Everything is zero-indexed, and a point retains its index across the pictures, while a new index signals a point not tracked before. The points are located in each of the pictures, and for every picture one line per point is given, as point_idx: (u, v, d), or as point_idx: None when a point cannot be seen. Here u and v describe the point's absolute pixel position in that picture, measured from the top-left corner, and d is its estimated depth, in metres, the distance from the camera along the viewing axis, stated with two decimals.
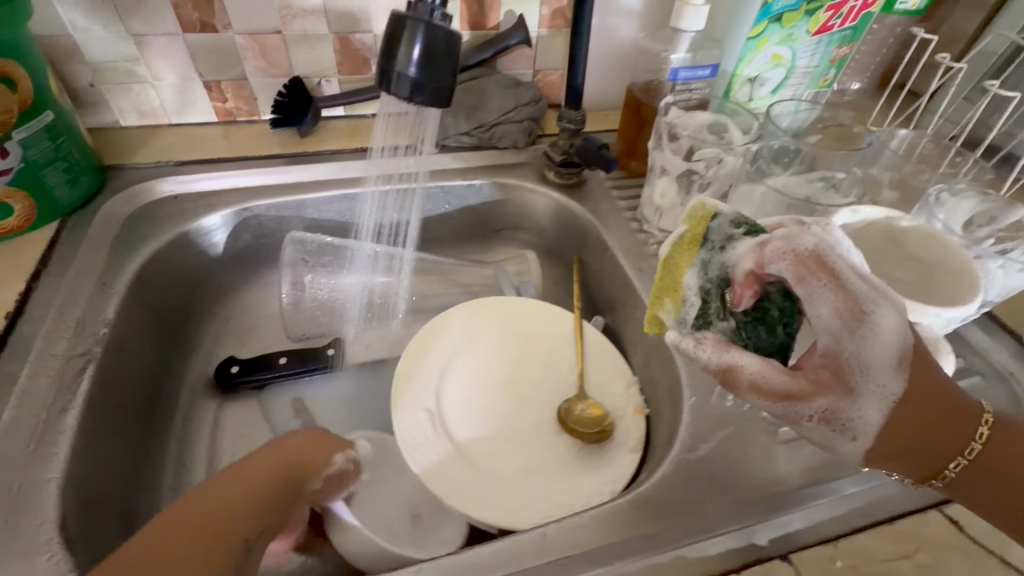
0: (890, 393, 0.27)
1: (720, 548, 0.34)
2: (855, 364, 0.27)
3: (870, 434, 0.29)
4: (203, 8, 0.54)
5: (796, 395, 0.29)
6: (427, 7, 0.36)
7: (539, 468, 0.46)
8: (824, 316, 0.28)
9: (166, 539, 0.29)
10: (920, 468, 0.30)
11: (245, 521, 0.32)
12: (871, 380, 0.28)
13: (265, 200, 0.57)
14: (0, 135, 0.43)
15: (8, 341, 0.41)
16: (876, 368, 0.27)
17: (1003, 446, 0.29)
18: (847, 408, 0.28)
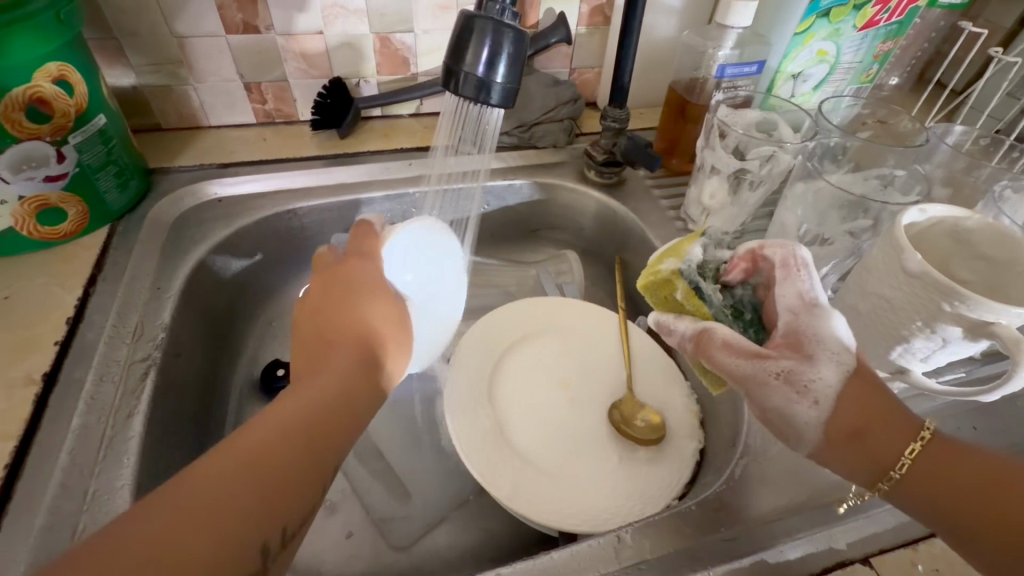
0: (845, 362, 0.30)
1: (799, 552, 0.34)
2: (810, 335, 0.30)
3: (832, 399, 0.29)
4: (247, 9, 0.54)
5: (762, 352, 0.31)
6: (497, 8, 0.36)
7: (579, 474, 0.45)
8: (786, 298, 0.32)
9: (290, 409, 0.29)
10: (865, 464, 0.30)
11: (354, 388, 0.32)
12: (827, 347, 0.30)
13: (309, 202, 0.57)
14: (57, 140, 0.42)
15: (71, 347, 0.41)
16: (830, 338, 0.30)
17: (945, 457, 0.30)
18: (807, 371, 0.30)
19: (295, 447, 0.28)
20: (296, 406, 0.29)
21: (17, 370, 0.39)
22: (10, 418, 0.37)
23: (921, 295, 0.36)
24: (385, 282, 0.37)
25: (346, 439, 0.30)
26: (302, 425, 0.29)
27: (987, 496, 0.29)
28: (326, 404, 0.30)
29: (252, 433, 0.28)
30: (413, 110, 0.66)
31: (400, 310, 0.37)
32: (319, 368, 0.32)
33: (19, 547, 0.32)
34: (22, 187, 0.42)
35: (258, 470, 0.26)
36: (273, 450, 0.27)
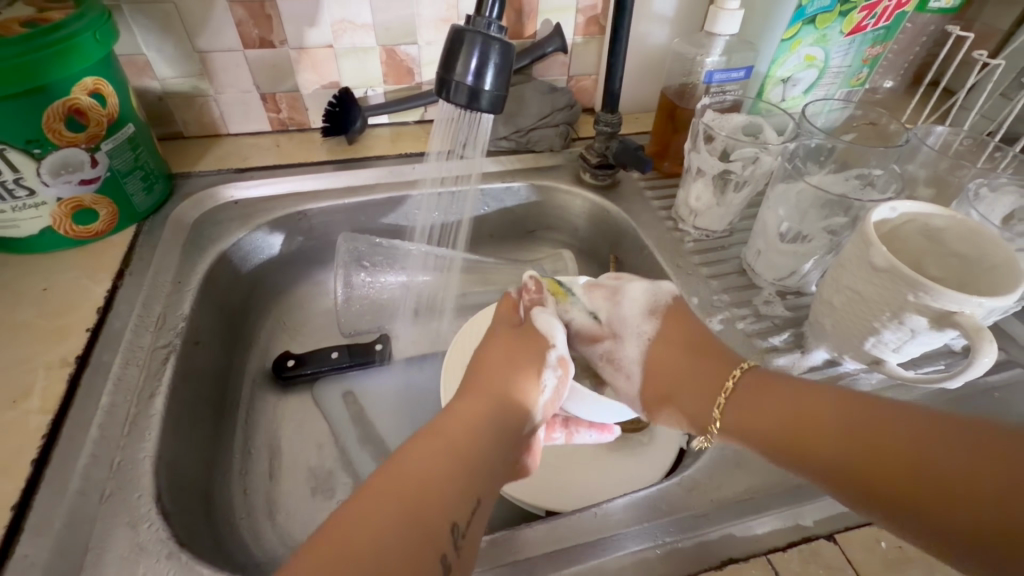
0: (643, 333, 0.43)
1: (766, 528, 0.36)
2: (617, 320, 0.44)
3: (638, 371, 0.43)
4: (263, 26, 0.58)
5: (596, 336, 0.45)
6: (485, 21, 0.39)
7: (562, 458, 0.47)
8: (600, 298, 0.45)
9: (393, 492, 0.30)
10: (682, 411, 0.40)
11: (461, 471, 0.32)
12: (628, 327, 0.44)
13: (318, 204, 0.60)
14: (90, 146, 0.47)
15: (100, 334, 0.45)
16: (627, 318, 0.44)
17: (752, 385, 0.37)
18: (620, 348, 0.44)
19: (398, 525, 0.29)
20: (400, 488, 0.30)
21: (51, 354, 0.43)
22: (48, 395, 0.41)
23: (888, 287, 0.38)
24: (513, 347, 0.40)
25: (455, 515, 0.30)
26: (406, 501, 0.30)
27: (855, 434, 0.31)
28: (428, 479, 0.31)
29: (358, 517, 0.29)
30: (418, 117, 0.70)
31: (528, 378, 0.38)
32: (428, 443, 0.33)
33: (56, 508, 0.36)
34: (60, 189, 0.47)
35: (363, 554, 0.27)
36: (374, 530, 0.28)
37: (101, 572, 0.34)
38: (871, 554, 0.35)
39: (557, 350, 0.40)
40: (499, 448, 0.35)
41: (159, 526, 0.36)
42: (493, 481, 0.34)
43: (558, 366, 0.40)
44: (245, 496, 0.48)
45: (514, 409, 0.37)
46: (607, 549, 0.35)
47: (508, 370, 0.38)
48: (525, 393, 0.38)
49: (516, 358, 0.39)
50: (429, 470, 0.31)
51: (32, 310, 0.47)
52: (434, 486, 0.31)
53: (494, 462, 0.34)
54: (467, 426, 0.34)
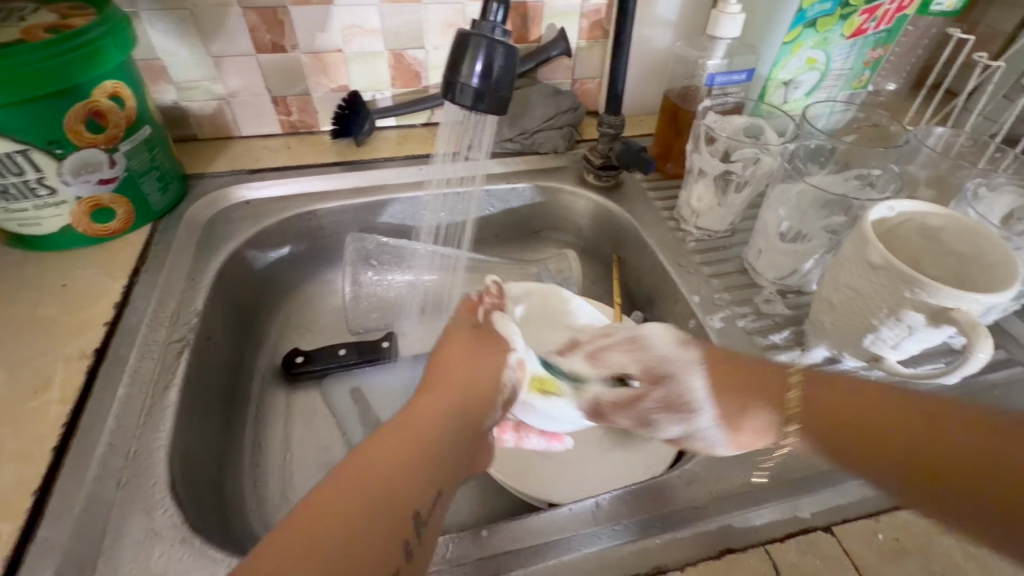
0: (694, 364, 0.39)
1: (765, 519, 0.37)
2: (656, 361, 0.40)
3: (705, 402, 0.38)
4: (275, 31, 0.60)
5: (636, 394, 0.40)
6: (489, 25, 0.40)
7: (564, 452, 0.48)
8: (619, 353, 0.42)
9: (356, 481, 0.29)
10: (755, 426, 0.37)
11: (425, 462, 0.32)
12: (674, 365, 0.39)
13: (327, 204, 0.62)
14: (109, 147, 0.49)
15: (118, 328, 0.47)
16: (666, 358, 0.40)
17: (817, 383, 0.36)
18: (675, 390, 0.39)
19: (360, 516, 0.28)
20: (364, 477, 0.29)
21: (70, 347, 0.45)
22: (67, 386, 0.42)
23: (885, 285, 0.39)
24: (475, 339, 0.39)
25: (415, 509, 0.30)
26: (367, 501, 0.28)
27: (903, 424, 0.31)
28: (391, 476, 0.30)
29: (319, 507, 0.28)
30: (425, 119, 0.71)
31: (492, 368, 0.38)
32: (394, 432, 0.32)
33: (75, 493, 0.37)
34: (80, 188, 0.49)
35: (324, 543, 0.26)
36: (334, 525, 0.27)
37: (119, 554, 0.35)
38: (867, 545, 0.36)
39: (517, 352, 0.39)
40: (458, 445, 0.34)
41: (173, 513, 0.37)
42: (455, 472, 0.33)
43: (518, 367, 0.38)
44: (257, 487, 0.49)
45: (476, 406, 0.36)
46: (608, 538, 0.36)
47: (469, 367, 0.37)
48: (488, 383, 0.37)
49: (477, 355, 0.38)
50: (391, 467, 0.30)
51: (52, 305, 0.48)
52: (399, 475, 0.30)
53: (453, 458, 0.33)
54: (429, 423, 0.33)
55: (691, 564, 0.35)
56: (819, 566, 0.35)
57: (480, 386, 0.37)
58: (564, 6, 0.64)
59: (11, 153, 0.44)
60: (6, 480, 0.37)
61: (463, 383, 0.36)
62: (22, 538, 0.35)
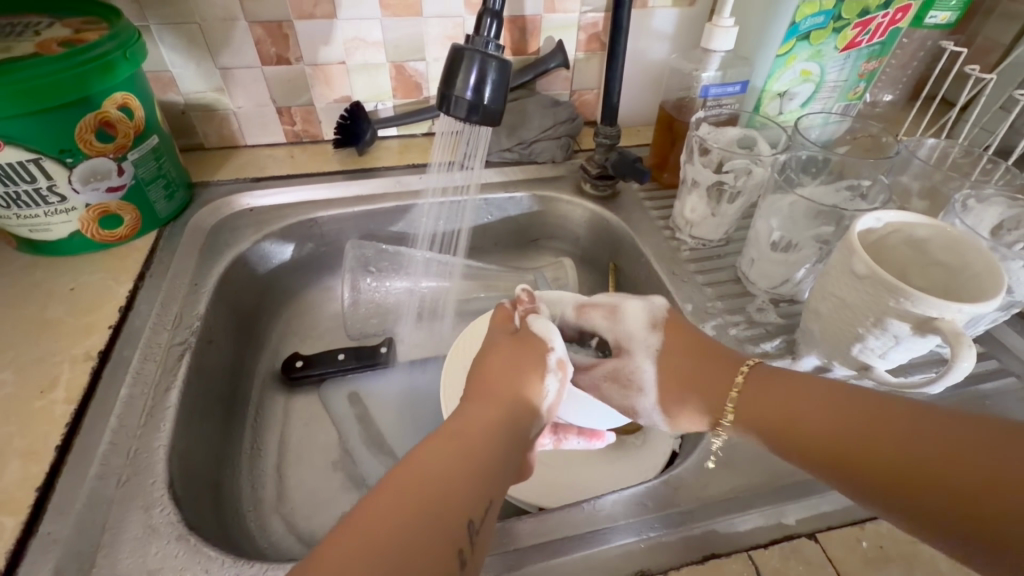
0: (651, 346, 0.42)
1: (749, 525, 0.38)
2: (625, 338, 0.43)
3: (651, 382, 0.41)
4: (280, 44, 0.61)
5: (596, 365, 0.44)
6: (484, 40, 0.42)
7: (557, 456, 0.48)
8: (600, 321, 0.44)
9: (407, 485, 0.30)
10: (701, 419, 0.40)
11: (476, 469, 0.32)
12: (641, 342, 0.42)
13: (330, 212, 0.63)
14: (118, 156, 0.50)
15: (122, 331, 0.48)
16: (634, 334, 0.43)
17: (765, 383, 0.37)
18: (629, 365, 0.42)
19: (415, 519, 0.29)
20: (417, 481, 0.31)
21: (77, 348, 0.46)
22: (72, 386, 0.44)
23: (870, 294, 0.39)
24: (512, 348, 0.40)
25: (471, 511, 0.31)
26: (421, 503, 0.30)
27: (840, 438, 0.32)
28: (446, 482, 0.31)
29: (374, 510, 0.29)
30: (426, 129, 0.73)
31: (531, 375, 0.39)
32: (442, 441, 0.33)
33: (77, 490, 0.38)
34: (89, 196, 0.50)
35: (383, 545, 0.27)
36: (394, 523, 0.28)
37: (117, 551, 0.36)
38: (851, 553, 0.36)
39: (556, 354, 0.40)
40: (508, 449, 0.35)
41: (170, 511, 0.38)
42: (503, 479, 0.34)
43: (558, 369, 0.40)
44: (254, 488, 0.50)
45: (522, 411, 0.37)
46: (596, 542, 0.37)
47: (513, 373, 0.38)
48: (529, 390, 0.38)
49: (521, 360, 0.39)
50: (447, 470, 0.31)
51: (60, 308, 0.50)
52: (451, 479, 0.31)
53: (505, 461, 0.34)
54: (480, 427, 0.35)
55: (674, 567, 0.35)
56: (802, 571, 0.35)
57: (522, 393, 0.38)
58: (563, 19, 0.66)
59: (23, 161, 0.46)
60: (12, 476, 0.38)
61: (508, 387, 0.38)
62: (24, 532, 0.36)
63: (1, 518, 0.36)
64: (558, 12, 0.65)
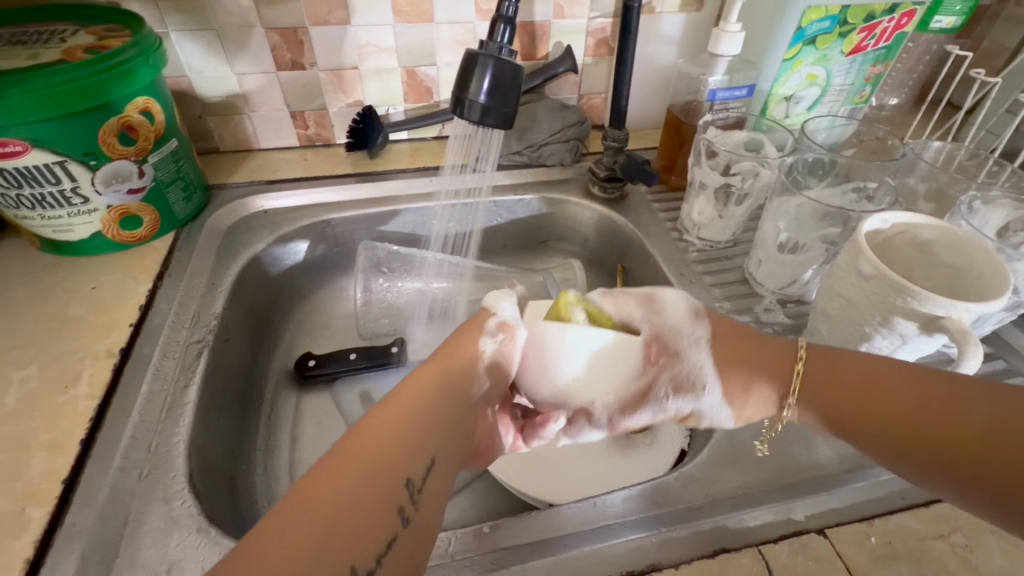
0: (700, 338, 0.40)
1: (759, 520, 0.38)
2: (668, 329, 0.40)
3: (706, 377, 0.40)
4: (295, 50, 0.63)
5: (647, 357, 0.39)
6: (497, 46, 0.43)
7: (566, 454, 0.49)
8: (636, 309, 0.41)
9: (350, 456, 0.31)
10: (761, 397, 0.40)
11: (416, 435, 0.33)
12: (685, 336, 0.40)
13: (343, 213, 0.65)
14: (139, 159, 0.52)
15: (142, 329, 0.50)
16: (680, 326, 0.40)
17: (825, 361, 0.39)
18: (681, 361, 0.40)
19: (356, 486, 0.30)
20: (357, 453, 0.31)
21: (99, 346, 0.48)
22: (94, 382, 0.45)
23: (878, 293, 0.40)
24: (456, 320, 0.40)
25: (410, 471, 0.32)
26: (363, 473, 0.30)
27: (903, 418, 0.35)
28: (384, 447, 0.32)
29: (313, 484, 0.29)
30: (436, 133, 0.74)
31: (472, 343, 0.38)
32: (381, 413, 0.34)
33: (100, 483, 0.39)
34: (111, 198, 0.52)
35: (328, 513, 0.28)
36: (337, 493, 0.29)
37: (138, 542, 0.37)
38: (860, 548, 0.37)
39: (499, 317, 0.39)
40: (450, 413, 0.35)
41: (190, 504, 0.39)
42: (446, 441, 0.35)
43: (500, 332, 0.39)
44: (269, 484, 0.51)
45: (463, 376, 0.37)
46: (605, 536, 0.37)
47: (451, 344, 0.38)
48: (470, 357, 0.38)
49: (463, 331, 0.39)
50: (386, 436, 0.32)
51: (82, 306, 0.51)
52: (391, 445, 0.32)
53: (444, 424, 0.35)
54: (420, 394, 0.35)
55: (685, 561, 0.36)
56: (810, 566, 0.36)
57: (465, 361, 0.38)
58: (571, 25, 0.67)
59: (49, 164, 0.47)
60: (37, 469, 0.39)
61: (448, 355, 0.38)
62: (50, 523, 0.37)
63: (29, 509, 0.37)
64: (567, 18, 0.66)
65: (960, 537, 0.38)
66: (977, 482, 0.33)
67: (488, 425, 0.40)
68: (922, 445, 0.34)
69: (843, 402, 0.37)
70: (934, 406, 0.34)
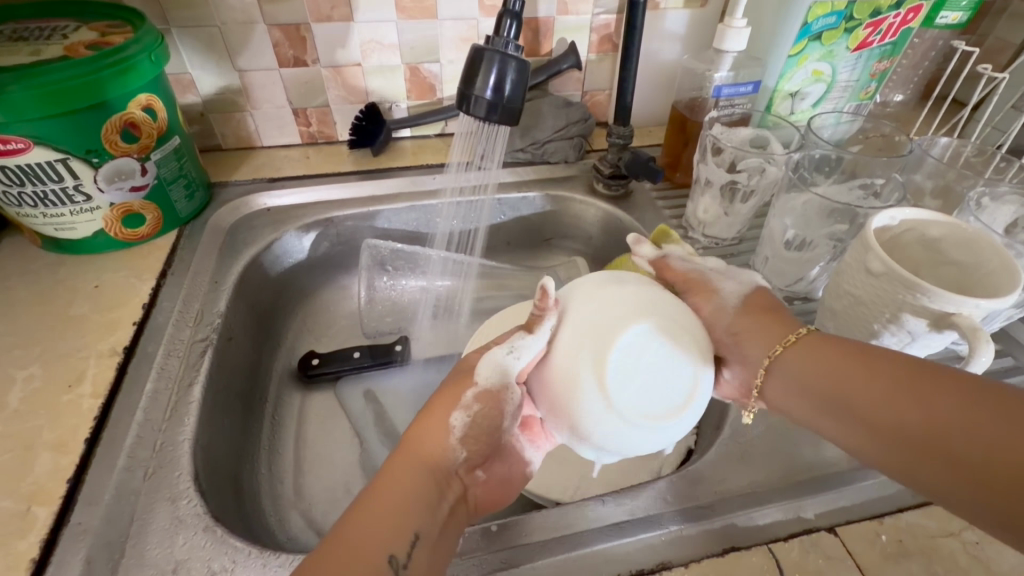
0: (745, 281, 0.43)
1: (768, 519, 0.38)
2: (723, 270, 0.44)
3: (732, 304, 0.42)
4: (297, 46, 0.62)
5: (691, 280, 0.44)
6: (503, 41, 0.42)
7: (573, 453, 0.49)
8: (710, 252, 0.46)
9: (330, 558, 0.29)
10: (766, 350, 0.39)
11: (397, 522, 0.31)
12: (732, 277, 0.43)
13: (346, 211, 0.64)
14: (142, 157, 0.51)
15: (146, 327, 0.49)
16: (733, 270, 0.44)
17: (815, 345, 0.37)
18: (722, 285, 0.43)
19: None
20: (337, 553, 0.30)
21: (102, 344, 0.47)
22: (98, 381, 0.45)
23: (888, 290, 0.40)
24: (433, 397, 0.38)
25: (392, 559, 0.30)
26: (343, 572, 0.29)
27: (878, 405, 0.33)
28: (359, 542, 0.30)
29: None
30: (439, 130, 0.74)
31: (444, 423, 0.36)
32: (358, 509, 0.32)
33: (105, 482, 0.39)
34: (113, 196, 0.51)
35: None
36: None
37: (144, 542, 0.37)
38: (871, 546, 0.37)
39: (477, 387, 0.37)
40: (430, 496, 0.33)
41: (197, 503, 0.39)
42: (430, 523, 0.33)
43: (476, 403, 0.36)
44: (274, 483, 0.51)
45: (439, 458, 0.35)
46: (615, 535, 0.37)
47: (426, 425, 0.36)
48: (444, 437, 0.36)
49: (431, 408, 0.37)
50: (365, 530, 0.31)
51: (85, 305, 0.51)
52: (371, 538, 0.30)
53: (426, 507, 0.33)
54: (393, 483, 0.33)
55: (695, 560, 0.36)
56: (821, 564, 0.36)
57: (444, 443, 0.36)
58: (575, 21, 0.66)
59: (51, 161, 0.47)
60: (42, 468, 0.39)
61: (419, 436, 0.36)
62: (56, 523, 0.37)
63: (34, 508, 0.37)
64: (571, 14, 0.66)
65: (971, 535, 0.38)
66: (951, 478, 0.29)
67: (489, 481, 0.38)
68: (896, 436, 0.32)
69: (816, 383, 0.36)
70: (912, 396, 0.32)
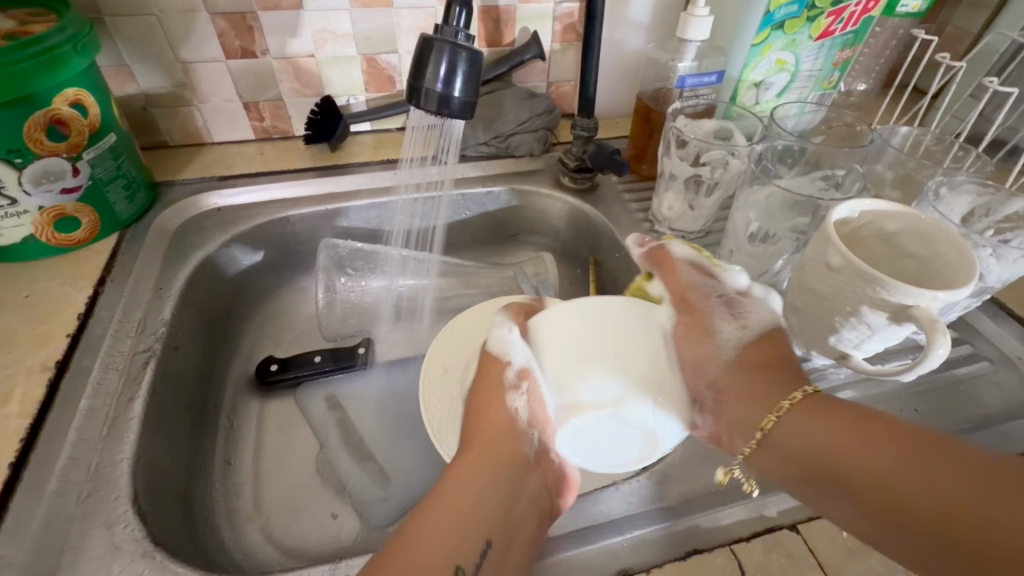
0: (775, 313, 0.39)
1: (732, 518, 0.38)
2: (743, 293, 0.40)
3: (747, 329, 0.38)
4: (244, 37, 0.59)
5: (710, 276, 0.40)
6: (453, 30, 0.40)
7: None
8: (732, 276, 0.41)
9: (412, 547, 0.31)
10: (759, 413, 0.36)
11: (473, 516, 0.33)
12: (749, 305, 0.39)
13: (301, 210, 0.61)
14: (72, 156, 0.48)
15: (81, 339, 0.46)
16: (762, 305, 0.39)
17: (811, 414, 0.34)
18: (744, 303, 0.39)
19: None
20: (415, 546, 0.31)
21: (32, 359, 0.44)
22: (27, 399, 0.42)
23: (848, 284, 0.39)
24: (495, 386, 0.37)
25: (462, 556, 0.31)
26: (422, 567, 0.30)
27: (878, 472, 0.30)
28: (430, 549, 0.31)
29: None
30: (401, 124, 0.71)
31: (507, 415, 0.36)
32: (436, 502, 0.33)
33: (34, 509, 0.36)
34: (42, 199, 0.48)
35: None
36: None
37: (78, 570, 0.34)
38: (832, 543, 0.37)
39: (516, 365, 0.37)
40: (505, 493, 0.35)
41: (134, 527, 0.36)
42: (504, 520, 0.34)
43: (522, 381, 0.36)
44: (229, 498, 0.49)
45: (508, 454, 0.36)
46: (578, 543, 0.37)
47: (486, 418, 0.37)
48: (508, 431, 0.36)
49: (489, 406, 0.37)
50: (441, 525, 0.32)
51: (16, 317, 0.47)
52: (451, 531, 0.32)
53: (501, 503, 0.34)
54: (463, 484, 0.34)
55: (657, 565, 0.36)
56: (784, 563, 0.36)
57: (516, 435, 0.36)
58: (537, 9, 0.64)
59: None
60: None
61: (481, 436, 0.36)
62: None
63: None
64: (532, 2, 0.64)
65: None
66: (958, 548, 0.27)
67: (552, 472, 0.37)
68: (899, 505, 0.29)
69: (806, 454, 0.33)
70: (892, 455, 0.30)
